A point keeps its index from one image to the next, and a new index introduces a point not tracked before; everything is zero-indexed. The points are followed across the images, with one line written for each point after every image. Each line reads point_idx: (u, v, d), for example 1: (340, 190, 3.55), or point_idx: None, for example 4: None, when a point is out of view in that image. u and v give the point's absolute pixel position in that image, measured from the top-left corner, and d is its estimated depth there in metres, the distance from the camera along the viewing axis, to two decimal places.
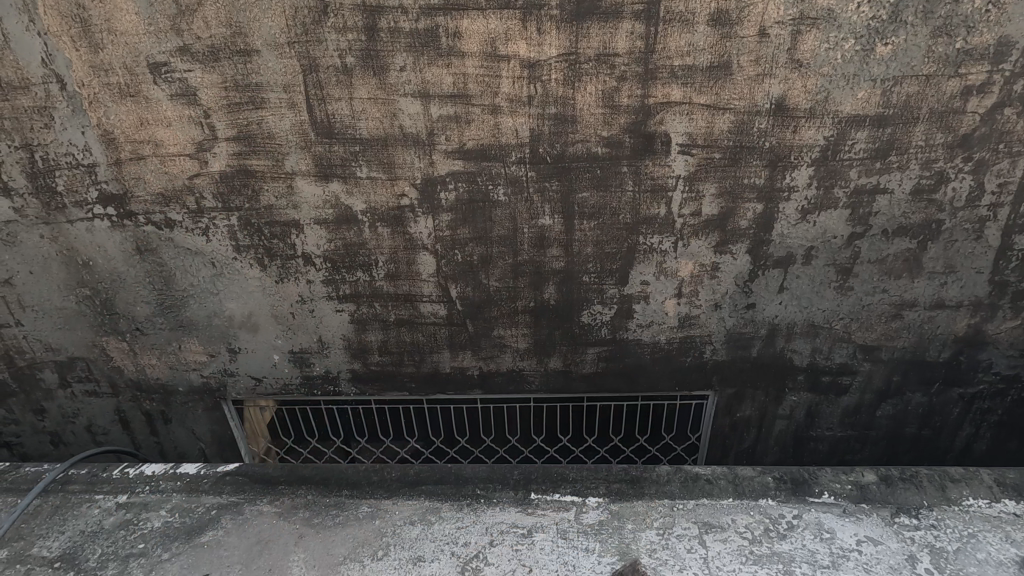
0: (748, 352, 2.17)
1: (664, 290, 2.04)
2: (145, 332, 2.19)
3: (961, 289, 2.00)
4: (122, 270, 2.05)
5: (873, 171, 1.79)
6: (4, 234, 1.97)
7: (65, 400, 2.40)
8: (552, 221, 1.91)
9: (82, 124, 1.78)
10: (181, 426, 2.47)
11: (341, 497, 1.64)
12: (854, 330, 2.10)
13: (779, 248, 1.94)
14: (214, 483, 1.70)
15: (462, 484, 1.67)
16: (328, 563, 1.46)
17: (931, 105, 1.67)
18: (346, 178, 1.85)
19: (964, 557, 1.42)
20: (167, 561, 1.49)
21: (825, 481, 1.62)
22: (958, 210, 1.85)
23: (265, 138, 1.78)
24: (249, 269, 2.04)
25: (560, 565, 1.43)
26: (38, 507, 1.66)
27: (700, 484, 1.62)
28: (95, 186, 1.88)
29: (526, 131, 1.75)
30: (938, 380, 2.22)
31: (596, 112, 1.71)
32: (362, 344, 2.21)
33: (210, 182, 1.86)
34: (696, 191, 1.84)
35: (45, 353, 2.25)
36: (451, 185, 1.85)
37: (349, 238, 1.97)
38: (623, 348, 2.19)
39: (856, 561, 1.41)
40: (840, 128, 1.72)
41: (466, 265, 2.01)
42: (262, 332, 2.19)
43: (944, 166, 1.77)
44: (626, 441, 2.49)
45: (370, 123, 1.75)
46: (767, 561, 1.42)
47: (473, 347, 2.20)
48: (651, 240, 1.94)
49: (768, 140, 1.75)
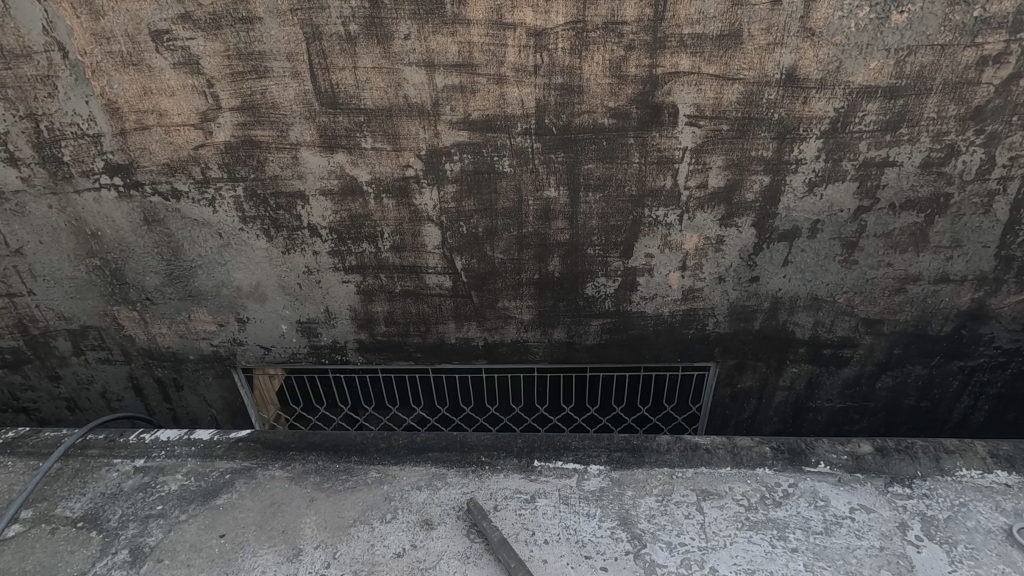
0: (751, 324, 2.19)
1: (668, 263, 2.05)
2: (155, 302, 2.22)
3: (967, 263, 2.00)
4: (130, 240, 2.07)
5: (883, 144, 1.77)
6: (13, 204, 1.99)
7: (79, 367, 2.45)
8: (557, 192, 1.90)
9: (85, 93, 1.77)
10: (192, 393, 2.53)
11: (350, 463, 1.69)
12: (857, 304, 2.11)
13: (784, 222, 1.94)
14: (227, 449, 1.76)
15: (467, 451, 1.72)
16: (338, 525, 1.51)
17: (944, 76, 1.63)
18: (351, 149, 1.84)
19: (954, 525, 1.46)
20: (185, 522, 1.55)
21: (822, 451, 1.66)
22: (967, 184, 1.83)
23: (269, 108, 1.77)
24: (255, 239, 2.05)
25: (562, 529, 1.48)
26: (59, 471, 1.72)
27: (699, 453, 1.67)
28: (101, 156, 1.88)
29: (532, 101, 1.73)
30: (940, 353, 2.24)
31: (603, 82, 1.69)
32: (369, 315, 2.24)
33: (215, 153, 1.86)
34: (702, 163, 1.83)
35: (57, 322, 2.30)
36: (456, 156, 1.84)
37: (354, 209, 1.97)
38: (627, 320, 2.21)
39: (848, 528, 1.46)
40: (850, 99, 1.69)
41: (471, 237, 2.02)
42: (270, 302, 2.22)
43: (955, 139, 1.74)
44: (628, 411, 2.55)
45: (374, 93, 1.73)
46: (762, 527, 1.47)
47: (478, 318, 2.22)
48: (656, 213, 1.94)
49: (777, 111, 1.72)
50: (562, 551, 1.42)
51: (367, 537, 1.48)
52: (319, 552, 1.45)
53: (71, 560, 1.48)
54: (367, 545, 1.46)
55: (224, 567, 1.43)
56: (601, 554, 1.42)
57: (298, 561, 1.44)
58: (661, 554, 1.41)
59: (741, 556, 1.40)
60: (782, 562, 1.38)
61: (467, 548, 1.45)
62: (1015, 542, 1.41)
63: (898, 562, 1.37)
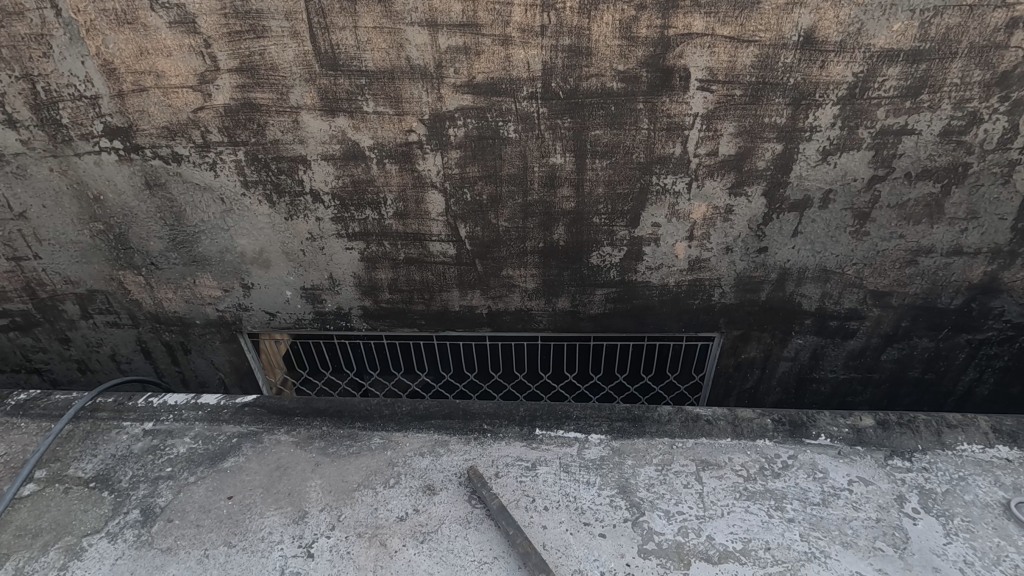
0: (757, 296, 2.17)
1: (675, 233, 2.02)
2: (160, 267, 2.23)
3: (981, 235, 1.95)
4: (133, 204, 2.05)
5: (901, 111, 1.70)
6: (14, 166, 1.97)
7: (88, 330, 2.48)
8: (563, 159, 1.86)
9: (81, 53, 1.73)
10: (200, 357, 2.56)
11: (354, 429, 1.72)
12: (866, 276, 2.08)
13: (795, 191, 1.89)
14: (234, 414, 1.79)
15: (470, 419, 1.75)
16: (342, 489, 1.55)
17: (971, 38, 1.56)
18: (353, 113, 1.80)
19: (952, 499, 1.47)
20: (193, 484, 1.59)
21: (823, 424, 1.67)
22: (987, 154, 1.77)
23: (269, 70, 1.72)
24: (258, 205, 2.03)
25: (561, 496, 1.50)
26: (70, 432, 1.77)
27: (700, 424, 1.68)
28: (100, 119, 1.85)
29: (538, 64, 1.67)
30: (948, 326, 2.22)
31: (612, 44, 1.62)
32: (373, 282, 2.24)
33: (215, 116, 1.82)
34: (713, 130, 1.77)
35: (65, 286, 2.31)
36: (460, 121, 1.79)
37: (356, 174, 1.94)
38: (632, 289, 2.19)
39: (845, 500, 1.47)
40: (870, 63, 1.62)
41: (476, 205, 1.99)
42: (274, 269, 2.21)
43: (978, 106, 1.68)
44: (630, 379, 2.56)
45: (376, 54, 1.68)
46: (759, 497, 1.48)
47: (482, 286, 2.22)
48: (664, 181, 1.89)
49: (794, 76, 1.66)
50: (562, 518, 1.45)
51: (370, 500, 1.52)
52: (324, 515, 1.48)
53: (85, 519, 1.52)
54: (371, 509, 1.50)
55: (232, 527, 1.47)
56: (600, 521, 1.44)
57: (304, 522, 1.47)
58: (659, 522, 1.44)
59: (738, 525, 1.42)
60: (778, 532, 1.40)
61: (469, 513, 1.48)
62: (1012, 516, 1.42)
63: (893, 534, 1.39)
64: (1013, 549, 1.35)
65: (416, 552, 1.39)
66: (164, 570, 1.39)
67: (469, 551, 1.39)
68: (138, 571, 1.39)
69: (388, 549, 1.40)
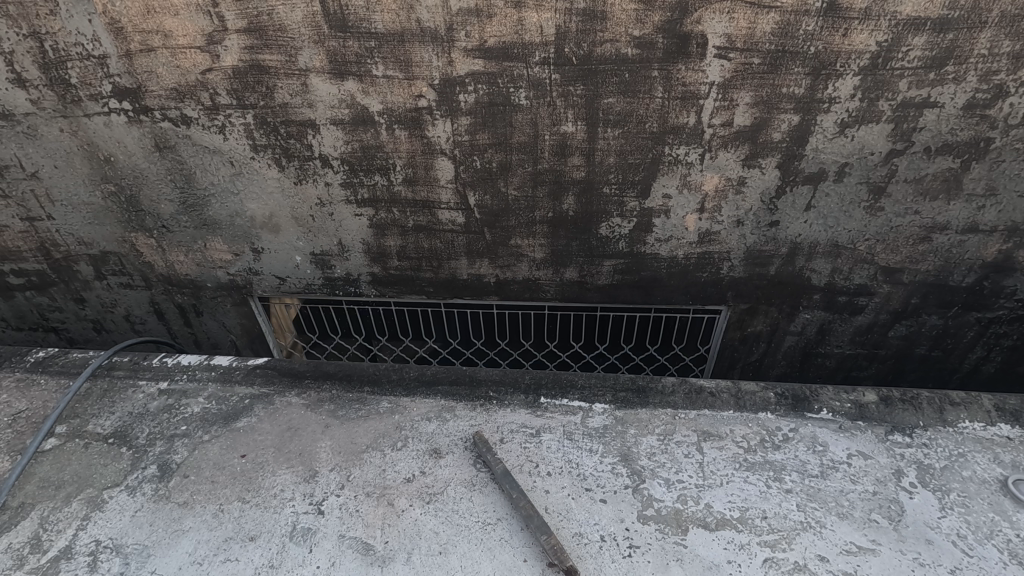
0: (766, 269, 2.16)
1: (687, 205, 2.00)
2: (171, 230, 2.24)
3: (999, 213, 1.92)
4: (143, 166, 2.06)
5: (925, 82, 1.65)
6: (24, 126, 1.97)
7: (103, 291, 2.53)
8: (574, 127, 1.83)
9: (87, 11, 1.70)
10: (212, 319, 2.61)
11: (363, 393, 1.76)
12: (877, 252, 2.07)
13: (810, 164, 1.86)
14: (246, 375, 1.84)
15: (476, 385, 1.78)
16: (352, 450, 1.59)
17: (1003, 7, 1.49)
18: (362, 77, 1.77)
19: (950, 474, 1.49)
20: (207, 442, 1.64)
21: (826, 399, 1.68)
22: (1011, 129, 1.72)
23: (277, 30, 1.69)
24: (267, 169, 2.03)
25: (564, 462, 1.54)
26: (88, 389, 1.82)
27: (703, 396, 1.70)
28: (108, 80, 1.84)
29: (551, 28, 1.63)
30: (958, 305, 2.20)
31: (628, 8, 1.58)
32: (382, 248, 2.25)
33: (223, 78, 1.80)
34: (728, 100, 1.73)
35: (78, 246, 2.34)
36: (470, 86, 1.76)
37: (366, 140, 1.92)
38: (640, 261, 2.19)
39: (844, 473, 1.50)
40: (895, 32, 1.56)
41: (485, 172, 1.97)
42: (284, 234, 2.22)
43: (1004, 79, 1.62)
44: (636, 350, 2.59)
45: (386, 16, 1.64)
46: (759, 468, 1.51)
47: (490, 255, 2.22)
48: (676, 152, 1.86)
49: (814, 44, 1.61)
50: (564, 483, 1.49)
51: (379, 462, 1.56)
52: (334, 474, 1.53)
53: (104, 472, 1.58)
54: (379, 469, 1.54)
55: (246, 484, 1.52)
56: (601, 486, 1.48)
57: (315, 481, 1.52)
58: (659, 490, 1.47)
59: (736, 494, 1.45)
60: (775, 502, 1.43)
61: (472, 476, 1.52)
62: (1009, 492, 1.44)
63: (889, 506, 1.42)
64: (1007, 523, 1.37)
65: (422, 511, 1.44)
66: (181, 523, 1.45)
67: (473, 512, 1.43)
68: (157, 523, 1.45)
69: (396, 508, 1.45)
